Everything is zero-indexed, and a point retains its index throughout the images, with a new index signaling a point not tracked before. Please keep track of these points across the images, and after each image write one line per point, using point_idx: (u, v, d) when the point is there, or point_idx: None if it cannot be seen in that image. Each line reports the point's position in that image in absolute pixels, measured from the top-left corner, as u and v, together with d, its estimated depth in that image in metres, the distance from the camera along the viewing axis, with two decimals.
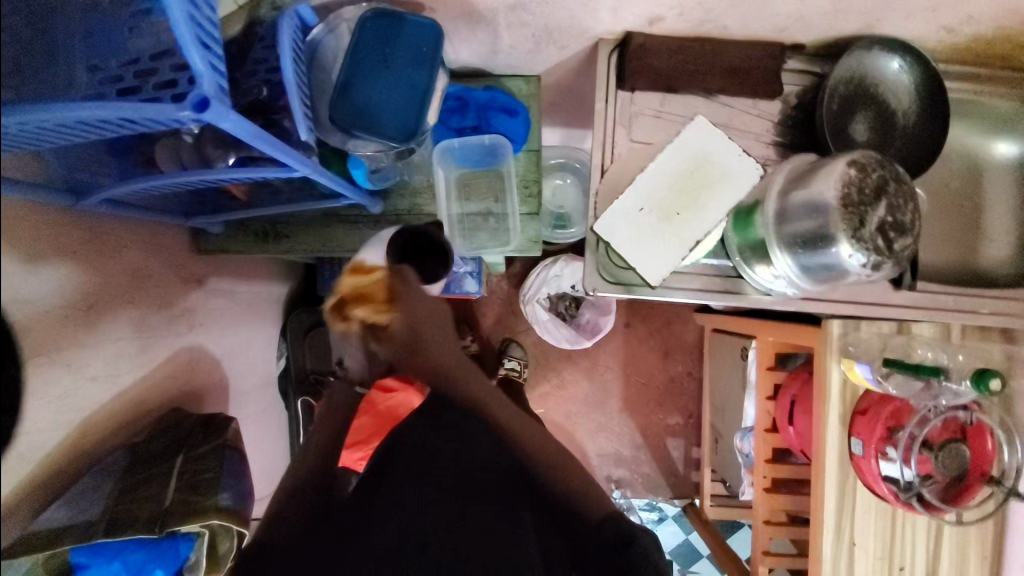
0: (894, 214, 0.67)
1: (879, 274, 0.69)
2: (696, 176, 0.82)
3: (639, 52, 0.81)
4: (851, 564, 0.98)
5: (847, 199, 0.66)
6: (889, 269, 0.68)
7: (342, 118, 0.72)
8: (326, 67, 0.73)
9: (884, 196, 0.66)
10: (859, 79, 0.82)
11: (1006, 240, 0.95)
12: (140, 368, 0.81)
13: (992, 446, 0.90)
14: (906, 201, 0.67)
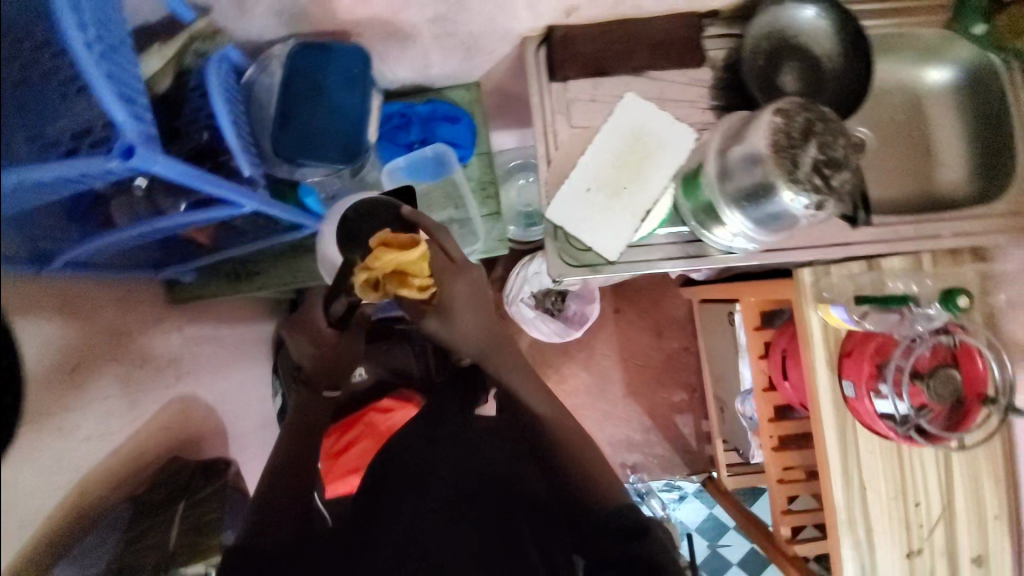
0: (825, 152, 0.68)
1: (825, 212, 0.70)
2: (636, 150, 0.84)
3: (564, 41, 0.85)
4: (865, 506, 0.97)
5: (777, 145, 0.68)
6: (833, 206, 0.70)
7: (285, 148, 0.75)
8: (266, 105, 0.75)
9: (813, 136, 0.68)
10: (776, 34, 0.85)
11: (958, 160, 0.97)
12: (133, 424, 0.82)
13: (983, 367, 0.89)
14: (835, 137, 0.68)
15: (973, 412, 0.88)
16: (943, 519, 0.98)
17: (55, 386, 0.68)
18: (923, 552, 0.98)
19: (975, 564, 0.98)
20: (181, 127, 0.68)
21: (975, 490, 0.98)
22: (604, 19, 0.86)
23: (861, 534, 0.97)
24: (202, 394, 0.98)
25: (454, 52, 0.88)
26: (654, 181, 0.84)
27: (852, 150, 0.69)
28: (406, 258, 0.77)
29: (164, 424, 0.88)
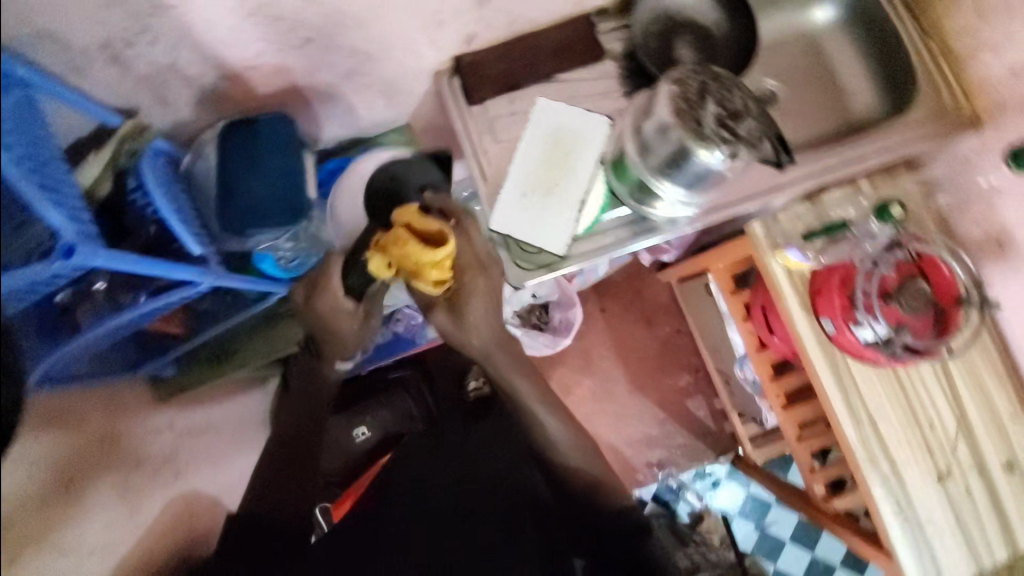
0: (724, 106, 0.73)
1: (742, 160, 0.74)
2: (559, 148, 0.87)
3: (473, 67, 0.91)
4: (881, 438, 0.95)
5: (680, 111, 0.74)
6: (747, 152, 0.74)
7: (232, 222, 0.78)
8: (205, 187, 0.79)
9: (709, 96, 0.74)
10: (663, 15, 0.93)
11: (866, 88, 1.03)
12: (137, 531, 0.81)
13: (949, 271, 0.90)
14: (731, 91, 0.74)
15: (953, 317, 0.89)
16: (962, 432, 0.96)
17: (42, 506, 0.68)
18: (952, 470, 0.95)
19: (1008, 469, 0.95)
20: (128, 224, 0.71)
21: (985, 395, 0.96)
22: (505, 40, 0.93)
23: (886, 467, 0.95)
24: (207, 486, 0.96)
25: (375, 101, 0.95)
26: (582, 172, 0.87)
27: (750, 99, 0.74)
28: (424, 255, 0.78)
29: (170, 521, 0.87)
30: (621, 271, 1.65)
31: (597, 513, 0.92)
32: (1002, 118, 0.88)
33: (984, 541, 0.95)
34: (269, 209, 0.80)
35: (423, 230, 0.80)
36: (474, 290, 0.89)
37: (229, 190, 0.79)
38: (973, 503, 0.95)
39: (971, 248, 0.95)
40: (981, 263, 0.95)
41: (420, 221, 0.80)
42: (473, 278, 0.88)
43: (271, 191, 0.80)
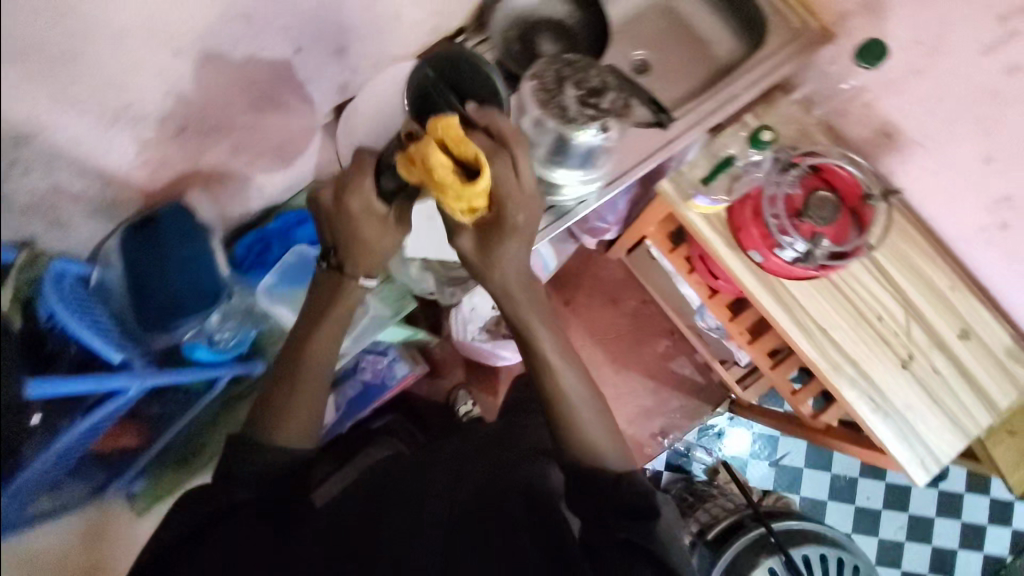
0: (584, 86, 0.77)
1: (615, 130, 0.78)
2: None
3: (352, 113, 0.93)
4: (838, 346, 0.98)
5: (543, 102, 0.77)
6: (617, 121, 0.78)
7: (155, 322, 0.81)
8: (123, 295, 0.79)
9: (566, 81, 0.77)
10: (517, 19, 0.97)
11: (725, 33, 1.05)
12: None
13: (847, 174, 0.95)
14: (588, 71, 0.78)
15: (863, 215, 0.93)
16: (911, 317, 0.98)
17: None
18: (914, 356, 0.98)
19: (964, 339, 0.98)
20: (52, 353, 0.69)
21: (921, 277, 0.99)
22: (378, 80, 0.96)
23: (851, 371, 0.97)
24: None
25: (271, 168, 0.97)
26: None
27: (605, 74, 0.79)
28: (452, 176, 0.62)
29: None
30: (573, 259, 1.66)
31: (594, 484, 0.73)
32: (850, 24, 0.90)
33: (964, 413, 0.97)
34: (186, 299, 0.83)
35: (456, 144, 0.63)
36: (513, 227, 0.71)
37: (145, 293, 0.80)
38: (943, 380, 0.97)
39: (866, 148, 0.99)
40: (880, 159, 0.99)
41: (461, 136, 0.63)
42: (514, 210, 0.70)
43: (184, 283, 0.83)
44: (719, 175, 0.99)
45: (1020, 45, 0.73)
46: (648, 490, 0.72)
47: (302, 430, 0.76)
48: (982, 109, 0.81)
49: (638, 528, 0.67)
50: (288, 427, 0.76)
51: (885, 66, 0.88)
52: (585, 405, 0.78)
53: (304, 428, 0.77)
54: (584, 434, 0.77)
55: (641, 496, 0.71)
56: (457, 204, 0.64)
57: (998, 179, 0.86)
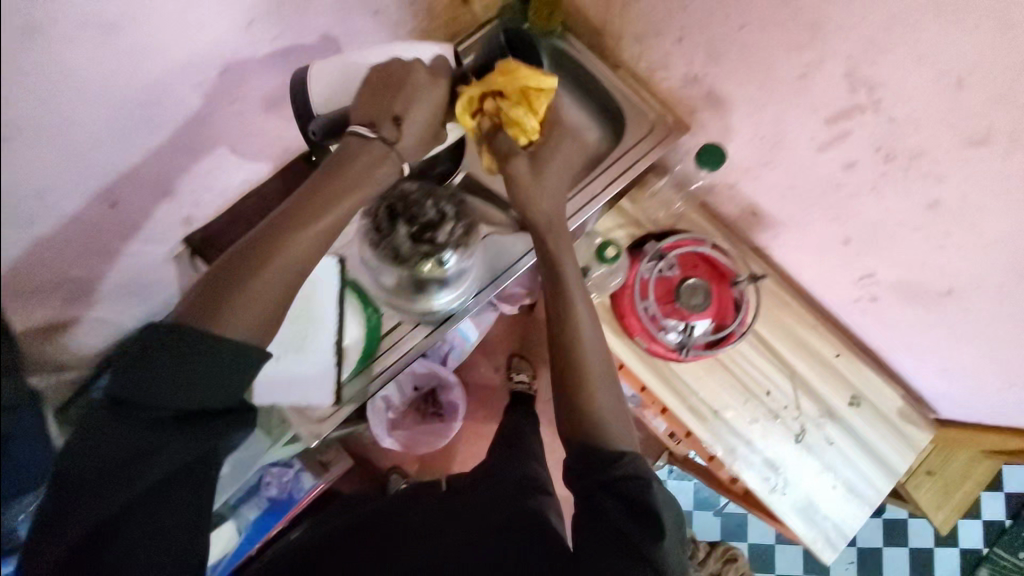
0: (416, 218, 0.73)
1: (456, 261, 0.76)
2: (295, 310, 0.79)
3: (207, 243, 0.89)
4: (731, 427, 0.95)
5: (373, 243, 0.73)
6: (457, 253, 0.75)
7: None
8: None
9: (398, 218, 0.73)
10: None
11: (592, 121, 1.00)
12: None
13: (716, 258, 0.97)
14: (420, 201, 0.74)
15: (737, 298, 0.94)
16: (799, 390, 0.97)
17: None
18: (807, 429, 0.95)
19: (856, 406, 0.96)
20: None
21: (804, 346, 0.98)
22: (229, 207, 0.91)
23: (746, 452, 0.94)
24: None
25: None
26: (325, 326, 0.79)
27: (443, 202, 0.75)
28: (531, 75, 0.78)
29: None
30: (498, 326, 1.57)
31: (597, 463, 0.67)
32: (699, 117, 0.91)
33: (867, 484, 0.93)
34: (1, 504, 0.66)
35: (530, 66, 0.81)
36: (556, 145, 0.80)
37: None
38: (840, 451, 0.94)
39: (748, 223, 0.98)
40: (762, 232, 0.98)
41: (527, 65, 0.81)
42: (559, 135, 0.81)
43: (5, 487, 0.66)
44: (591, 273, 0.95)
45: (847, 145, 0.72)
46: (644, 477, 0.66)
47: (255, 323, 0.56)
48: (830, 197, 0.81)
49: (643, 530, 0.64)
50: (240, 316, 0.55)
51: (739, 154, 0.88)
52: (604, 371, 0.74)
53: (253, 318, 0.56)
54: (588, 392, 0.72)
55: (641, 486, 0.65)
56: (526, 103, 0.78)
57: (859, 259, 0.85)
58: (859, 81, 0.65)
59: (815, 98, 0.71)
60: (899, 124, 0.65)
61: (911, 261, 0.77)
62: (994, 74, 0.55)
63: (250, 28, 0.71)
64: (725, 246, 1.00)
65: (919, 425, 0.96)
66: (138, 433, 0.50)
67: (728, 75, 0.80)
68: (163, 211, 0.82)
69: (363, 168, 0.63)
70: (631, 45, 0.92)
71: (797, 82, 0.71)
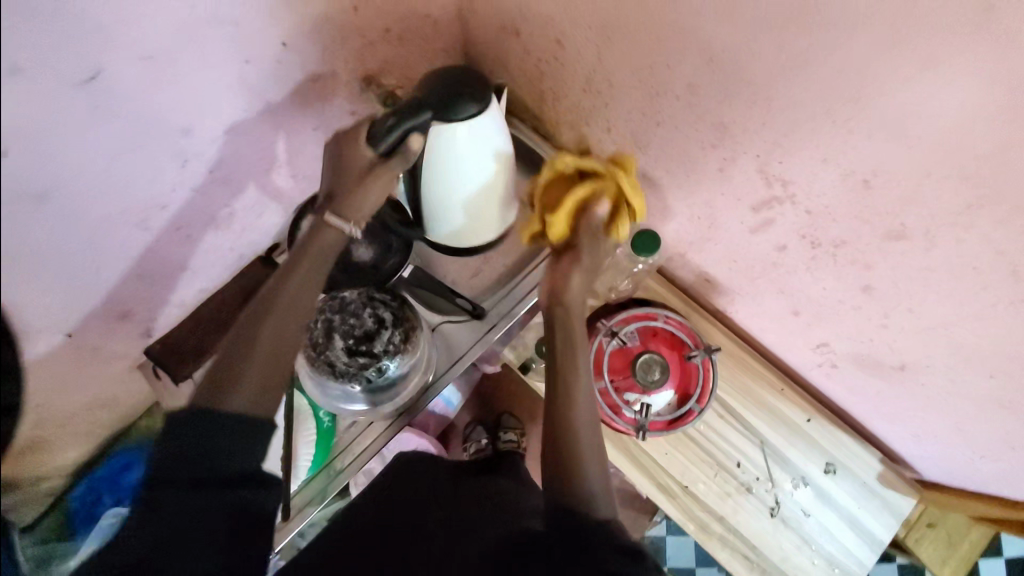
0: (353, 328, 0.76)
1: (397, 365, 0.79)
2: None
3: (168, 354, 0.91)
4: (702, 503, 0.95)
5: (312, 358, 0.77)
6: (397, 359, 0.78)
7: None
8: None
9: (334, 332, 0.76)
10: None
11: None
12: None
13: (672, 329, 0.96)
14: (357, 311, 0.77)
15: (698, 372, 0.93)
16: (770, 462, 0.95)
17: None
18: (781, 502, 0.94)
19: (831, 473, 0.94)
20: None
21: (773, 415, 0.97)
22: (189, 315, 0.93)
23: (719, 529, 0.94)
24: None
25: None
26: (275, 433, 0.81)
27: (380, 310, 0.78)
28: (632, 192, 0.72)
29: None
30: (484, 382, 1.57)
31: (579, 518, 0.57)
32: (641, 194, 0.89)
33: (845, 554, 0.93)
34: None
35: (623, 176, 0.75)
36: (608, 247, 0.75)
37: None
38: (817, 523, 0.94)
39: (705, 287, 0.97)
40: (721, 295, 0.96)
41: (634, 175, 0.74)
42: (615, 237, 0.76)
43: None
44: None
45: (775, 231, 0.71)
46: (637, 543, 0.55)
47: (257, 395, 0.57)
48: (771, 273, 0.80)
49: None
50: (247, 386, 0.56)
51: (682, 228, 0.88)
52: None
53: (253, 387, 0.57)
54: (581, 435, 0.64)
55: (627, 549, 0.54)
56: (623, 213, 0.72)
57: (811, 330, 0.84)
58: (772, 177, 0.65)
59: (738, 188, 0.70)
60: (815, 215, 0.64)
61: (858, 336, 0.77)
62: (896, 178, 0.53)
63: (185, 168, 0.71)
64: (680, 314, 0.99)
65: (899, 488, 0.94)
66: (193, 513, 0.50)
67: (657, 161, 0.79)
68: (123, 333, 0.85)
69: (315, 249, 0.62)
70: (566, 129, 0.91)
71: (718, 173, 0.71)
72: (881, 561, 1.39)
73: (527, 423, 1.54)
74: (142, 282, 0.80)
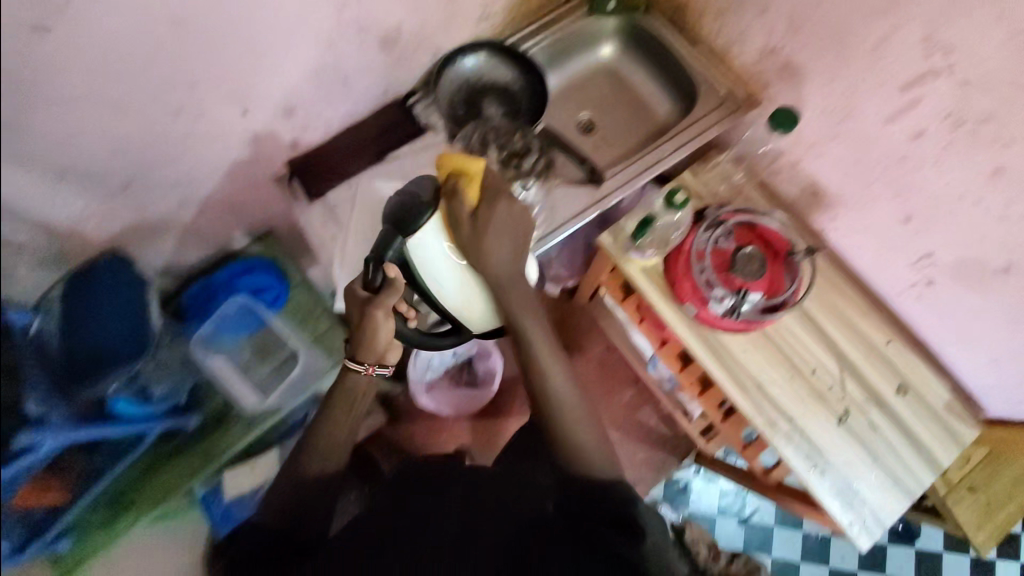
0: (506, 145, 0.83)
1: (536, 190, 0.83)
2: None
3: (308, 168, 0.99)
4: (775, 400, 0.95)
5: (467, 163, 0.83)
6: (540, 180, 0.83)
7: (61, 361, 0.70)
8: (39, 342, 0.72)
9: (489, 144, 0.84)
10: (466, 84, 1.03)
11: (663, 95, 1.12)
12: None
13: (775, 229, 0.99)
14: (510, 134, 0.85)
15: (793, 270, 0.96)
16: (847, 374, 0.97)
17: None
18: (852, 412, 0.95)
19: (902, 394, 0.96)
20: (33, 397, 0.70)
21: (857, 332, 0.99)
22: (327, 138, 1.01)
23: (786, 427, 0.93)
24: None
25: (229, 204, 0.98)
26: None
27: (532, 138, 0.85)
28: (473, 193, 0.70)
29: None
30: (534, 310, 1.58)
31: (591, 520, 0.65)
32: (772, 91, 0.97)
33: (907, 471, 0.93)
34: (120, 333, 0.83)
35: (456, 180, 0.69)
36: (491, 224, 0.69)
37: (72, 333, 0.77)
38: (886, 440, 0.94)
39: (809, 201, 1.01)
40: (823, 212, 1.00)
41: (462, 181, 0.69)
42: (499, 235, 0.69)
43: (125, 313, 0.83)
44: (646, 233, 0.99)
45: (918, 112, 0.78)
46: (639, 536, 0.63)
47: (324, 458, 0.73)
48: (893, 172, 0.85)
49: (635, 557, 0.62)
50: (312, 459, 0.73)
51: (806, 128, 0.93)
52: None
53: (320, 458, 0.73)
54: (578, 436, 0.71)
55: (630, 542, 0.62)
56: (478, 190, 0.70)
57: (917, 238, 0.88)
58: (934, 46, 0.72)
59: (891, 67, 0.77)
60: (971, 86, 0.71)
61: (966, 237, 0.82)
62: None
63: None
64: (785, 222, 1.02)
65: (967, 423, 0.97)
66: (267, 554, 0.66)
67: (807, 45, 0.87)
68: (278, 129, 0.92)
69: (347, 389, 0.75)
70: (711, 23, 1.01)
71: (873, 52, 0.79)
72: (898, 544, 1.39)
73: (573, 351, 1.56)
74: (315, 79, 0.89)
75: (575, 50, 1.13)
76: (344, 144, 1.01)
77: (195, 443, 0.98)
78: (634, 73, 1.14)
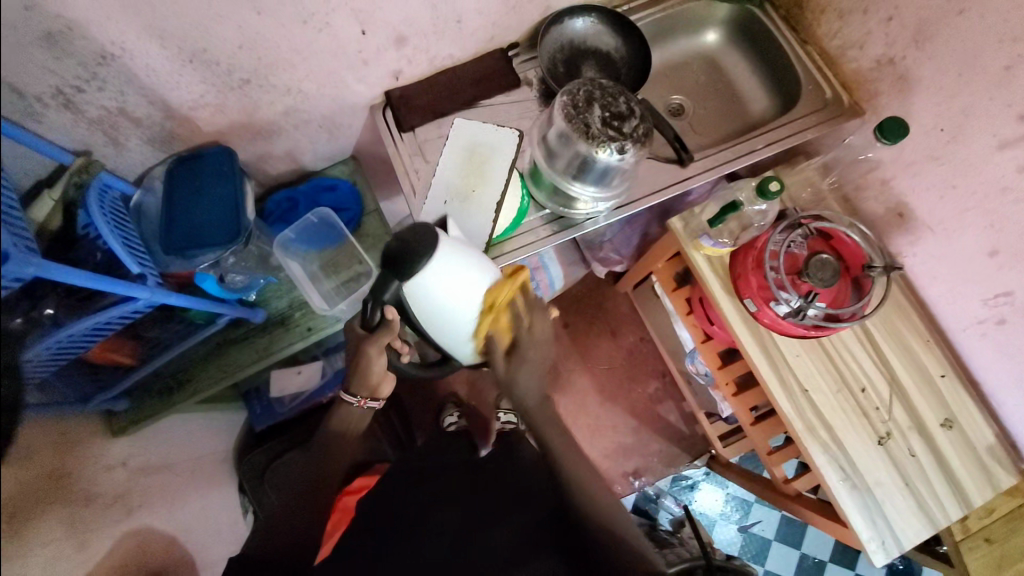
0: (609, 107, 0.84)
1: (632, 155, 0.84)
2: (474, 159, 0.95)
3: (402, 101, 1.00)
4: (817, 408, 0.97)
5: (569, 117, 0.84)
6: (636, 147, 0.84)
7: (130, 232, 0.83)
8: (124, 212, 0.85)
9: (594, 102, 0.84)
10: (569, 45, 1.03)
11: (761, 93, 1.11)
12: (87, 565, 0.68)
13: (853, 242, 0.97)
14: (614, 96, 0.85)
15: (864, 285, 0.94)
16: (895, 396, 0.98)
17: (107, 510, 0.75)
18: (892, 433, 0.97)
19: (947, 428, 0.97)
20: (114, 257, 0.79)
21: (913, 359, 0.99)
22: (427, 75, 1.03)
23: (824, 435, 0.96)
24: (159, 527, 0.83)
25: (324, 119, 1.01)
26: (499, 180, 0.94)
27: (636, 104, 0.86)
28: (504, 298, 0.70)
29: (125, 563, 0.74)
30: (579, 287, 1.58)
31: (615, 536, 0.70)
32: (880, 102, 0.95)
33: (937, 503, 0.95)
34: (207, 218, 0.90)
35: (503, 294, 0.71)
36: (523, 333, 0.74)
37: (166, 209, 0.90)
38: (919, 465, 0.96)
39: (892, 219, 0.99)
40: (905, 231, 0.98)
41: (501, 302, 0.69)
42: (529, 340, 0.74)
43: (212, 201, 0.91)
44: (724, 218, 0.97)
45: None
46: None
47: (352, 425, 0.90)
48: (991, 203, 0.83)
49: None
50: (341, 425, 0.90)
51: (909, 143, 0.92)
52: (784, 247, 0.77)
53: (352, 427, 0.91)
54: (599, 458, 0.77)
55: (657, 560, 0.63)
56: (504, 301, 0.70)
57: (999, 276, 0.87)
58: None
59: (1016, 93, 0.75)
60: None
61: None
62: None
63: None
64: (868, 234, 0.99)
65: (1005, 467, 0.97)
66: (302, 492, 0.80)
67: (928, 58, 0.85)
68: (389, 56, 0.94)
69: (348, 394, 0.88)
70: (830, 22, 0.99)
71: (1001, 74, 0.76)
72: None
73: (609, 333, 1.57)
74: (431, 13, 0.90)
75: (681, 31, 1.12)
76: (441, 82, 1.02)
77: (260, 337, 1.06)
78: (736, 66, 1.13)
